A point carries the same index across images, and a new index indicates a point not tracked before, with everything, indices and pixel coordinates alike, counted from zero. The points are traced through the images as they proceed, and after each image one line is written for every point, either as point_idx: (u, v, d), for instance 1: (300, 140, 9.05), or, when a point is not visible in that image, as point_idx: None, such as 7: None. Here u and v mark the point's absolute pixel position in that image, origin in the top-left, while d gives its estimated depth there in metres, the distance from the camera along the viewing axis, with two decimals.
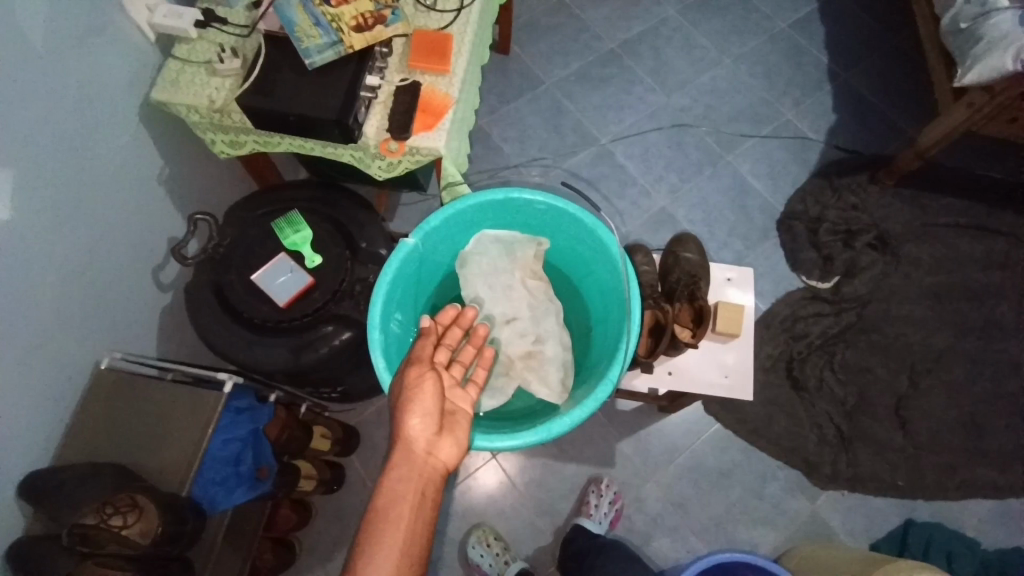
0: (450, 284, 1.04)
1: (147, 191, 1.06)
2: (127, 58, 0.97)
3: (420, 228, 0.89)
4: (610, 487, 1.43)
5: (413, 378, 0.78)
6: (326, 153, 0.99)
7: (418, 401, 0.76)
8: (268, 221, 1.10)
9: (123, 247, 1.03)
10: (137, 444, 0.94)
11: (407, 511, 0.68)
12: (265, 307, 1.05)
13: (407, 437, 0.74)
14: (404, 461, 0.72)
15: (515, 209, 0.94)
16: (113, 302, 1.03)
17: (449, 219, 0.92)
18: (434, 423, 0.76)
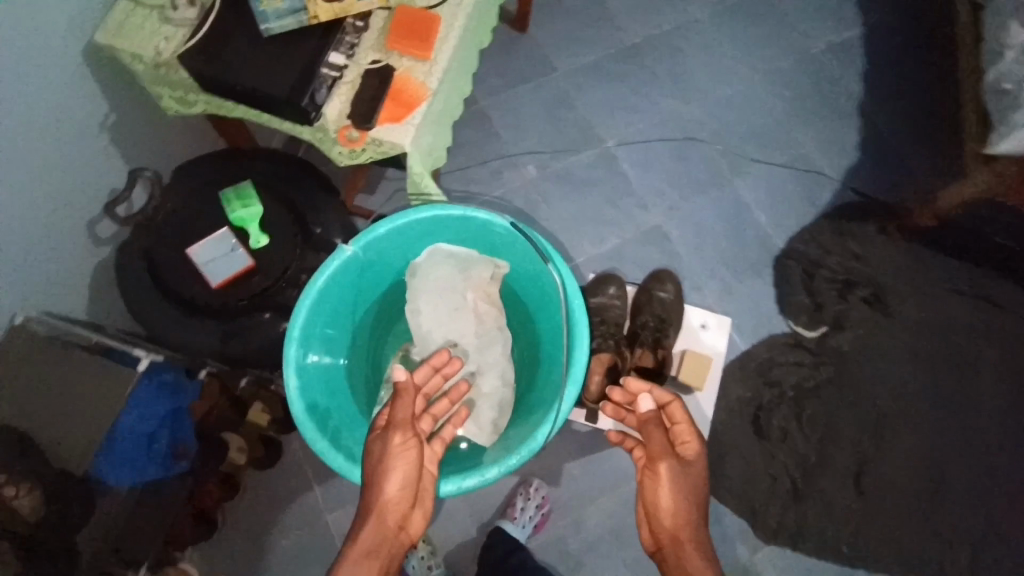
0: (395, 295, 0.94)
1: (89, 140, 0.97)
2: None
3: (364, 236, 0.81)
4: (538, 489, 1.41)
5: (398, 445, 0.73)
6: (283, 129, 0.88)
7: (401, 468, 0.72)
8: (217, 188, 1.01)
9: (53, 198, 0.94)
10: (40, 415, 0.88)
11: None
12: (198, 285, 0.97)
13: (382, 508, 0.70)
14: (374, 534, 0.69)
15: (474, 227, 0.86)
16: (38, 256, 0.94)
17: (399, 229, 0.84)
18: (412, 495, 0.73)
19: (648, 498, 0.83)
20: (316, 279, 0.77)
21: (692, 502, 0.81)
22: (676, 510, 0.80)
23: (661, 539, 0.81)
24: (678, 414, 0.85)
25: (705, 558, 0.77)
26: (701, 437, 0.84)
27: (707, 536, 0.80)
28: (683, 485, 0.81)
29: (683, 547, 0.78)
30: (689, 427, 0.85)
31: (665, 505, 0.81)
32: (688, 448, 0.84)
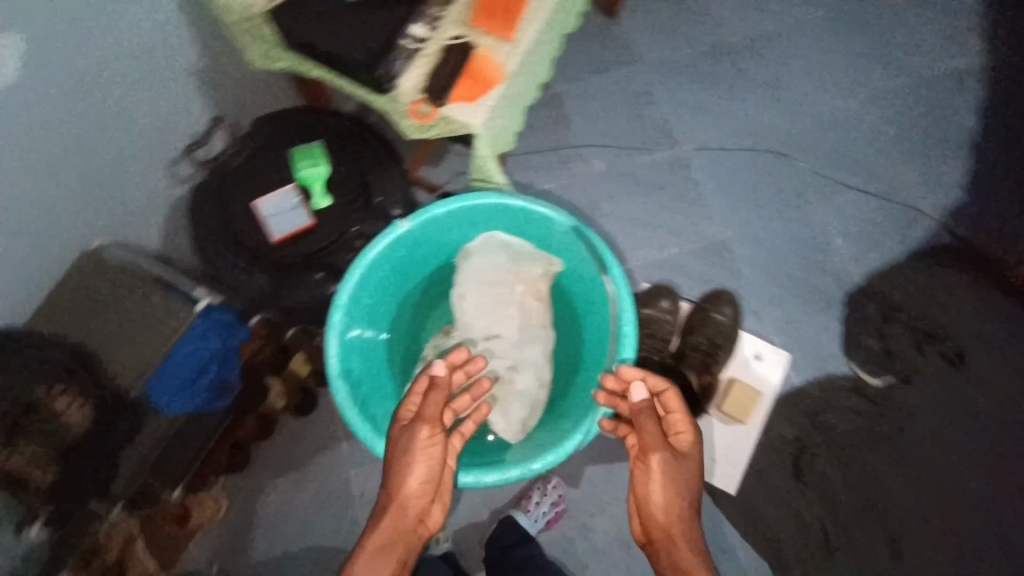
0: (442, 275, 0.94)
1: (177, 82, 1.01)
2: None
3: (422, 212, 0.81)
4: (554, 487, 1.40)
5: (423, 441, 0.74)
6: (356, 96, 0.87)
7: (423, 465, 0.74)
8: (288, 145, 1.03)
9: (138, 134, 0.99)
10: (100, 334, 0.94)
11: None
12: (259, 237, 1.00)
13: (404, 501, 0.74)
14: (393, 525, 0.73)
15: (534, 220, 0.84)
16: (118, 186, 1.00)
17: (458, 212, 0.83)
18: (432, 489, 0.76)
19: (640, 491, 0.78)
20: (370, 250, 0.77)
21: (686, 497, 0.75)
22: (669, 505, 0.75)
23: (652, 530, 0.76)
24: (672, 403, 0.77)
25: (698, 553, 0.73)
26: (697, 427, 0.76)
27: (700, 527, 0.76)
28: (676, 480, 0.75)
29: (675, 543, 0.74)
30: (684, 417, 0.77)
31: (657, 500, 0.75)
32: (682, 439, 0.77)
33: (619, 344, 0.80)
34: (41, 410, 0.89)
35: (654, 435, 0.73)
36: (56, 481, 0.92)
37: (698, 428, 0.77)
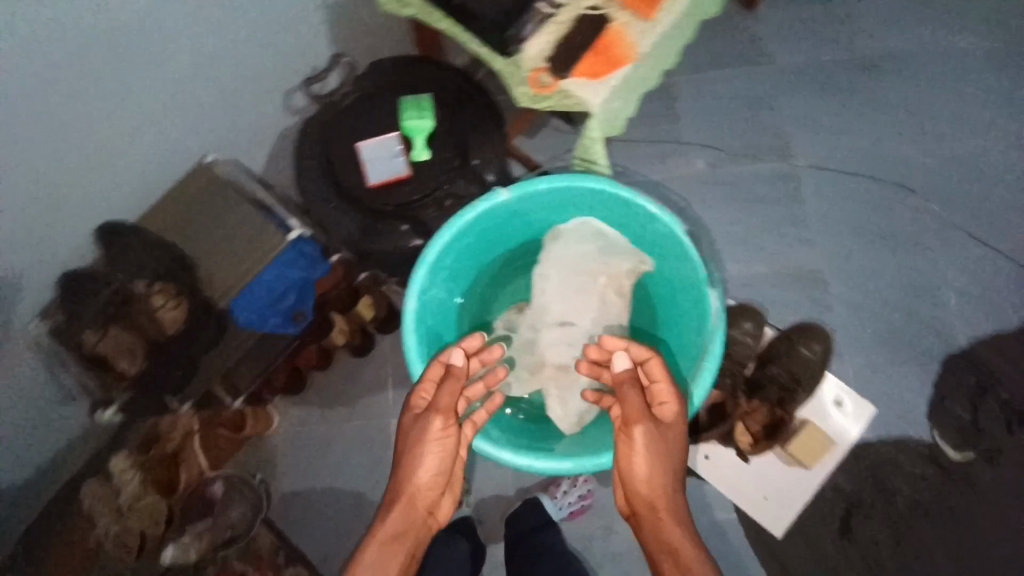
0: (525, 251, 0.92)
1: (308, 14, 1.02)
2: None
3: (526, 185, 0.78)
4: (585, 481, 1.40)
5: (436, 432, 0.77)
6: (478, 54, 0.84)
7: (434, 457, 0.77)
8: (399, 93, 1.04)
9: (263, 59, 1.02)
10: (200, 242, 0.99)
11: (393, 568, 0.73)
12: (355, 178, 1.01)
13: (414, 491, 0.77)
14: (404, 515, 0.76)
15: (636, 215, 0.81)
16: (237, 106, 1.04)
17: (560, 191, 0.81)
18: (441, 480, 0.79)
19: (622, 464, 0.77)
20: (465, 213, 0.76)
21: (669, 470, 0.73)
22: (651, 478, 0.73)
23: (635, 502, 0.76)
24: (656, 373, 0.76)
25: (681, 523, 0.72)
26: (682, 397, 0.75)
27: (683, 497, 0.74)
28: (660, 453, 0.73)
29: (659, 514, 0.73)
30: (669, 388, 0.75)
31: (639, 474, 0.74)
32: (666, 411, 0.75)
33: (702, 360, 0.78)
34: (137, 305, 0.94)
35: (637, 407, 0.72)
36: (141, 372, 0.97)
37: (683, 398, 0.75)
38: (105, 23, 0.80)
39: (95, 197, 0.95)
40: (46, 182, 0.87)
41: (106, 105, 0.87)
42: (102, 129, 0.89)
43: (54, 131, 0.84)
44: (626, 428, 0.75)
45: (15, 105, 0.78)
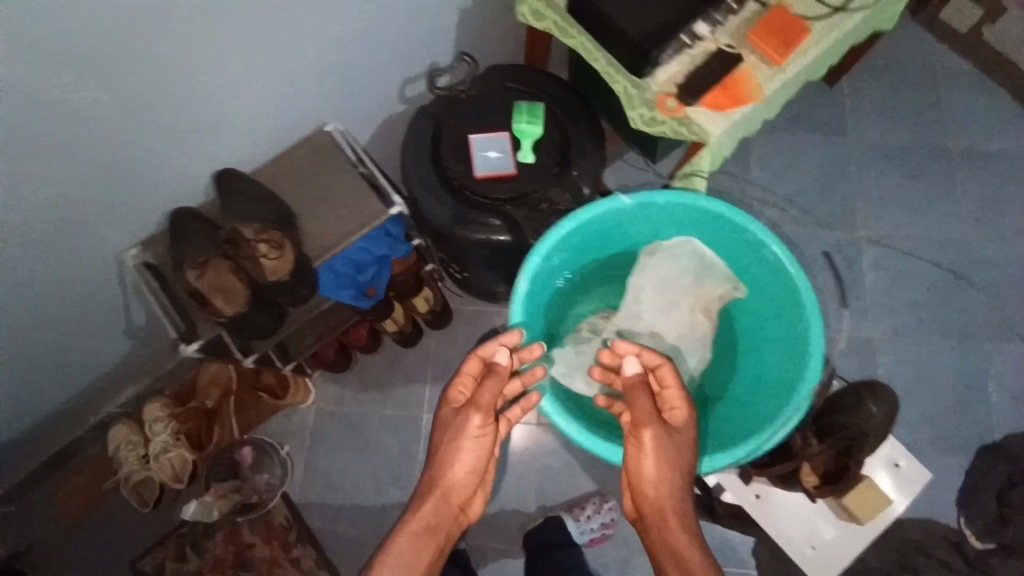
0: (621, 261, 0.96)
1: (443, 14, 1.09)
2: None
3: (650, 196, 0.83)
4: (610, 509, 1.38)
5: (475, 428, 0.81)
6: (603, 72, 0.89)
7: (470, 454, 0.81)
8: (513, 98, 1.10)
9: (395, 48, 1.08)
10: (306, 203, 1.03)
11: (424, 562, 0.76)
12: (461, 167, 1.06)
13: (448, 486, 0.80)
14: (437, 509, 0.80)
15: (743, 242, 0.87)
16: (360, 86, 1.10)
17: (677, 209, 0.86)
18: (475, 477, 0.82)
19: (631, 466, 0.78)
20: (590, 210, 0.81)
21: (677, 472, 0.75)
22: (658, 480, 0.75)
23: (641, 503, 0.77)
24: (667, 379, 0.79)
25: (687, 528, 0.74)
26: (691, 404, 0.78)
27: (690, 499, 0.76)
28: (669, 457, 0.76)
29: (664, 516, 0.75)
30: (678, 393, 0.78)
31: (648, 476, 0.76)
32: (675, 415, 0.78)
33: (793, 389, 0.82)
34: (244, 250, 1.00)
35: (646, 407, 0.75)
36: (235, 317, 0.96)
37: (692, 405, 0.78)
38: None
39: (220, 145, 0.99)
40: (186, 126, 0.92)
41: (257, 66, 0.92)
42: (244, 85, 0.93)
43: (206, 80, 0.88)
44: (635, 432, 0.77)
45: (184, 54, 0.82)
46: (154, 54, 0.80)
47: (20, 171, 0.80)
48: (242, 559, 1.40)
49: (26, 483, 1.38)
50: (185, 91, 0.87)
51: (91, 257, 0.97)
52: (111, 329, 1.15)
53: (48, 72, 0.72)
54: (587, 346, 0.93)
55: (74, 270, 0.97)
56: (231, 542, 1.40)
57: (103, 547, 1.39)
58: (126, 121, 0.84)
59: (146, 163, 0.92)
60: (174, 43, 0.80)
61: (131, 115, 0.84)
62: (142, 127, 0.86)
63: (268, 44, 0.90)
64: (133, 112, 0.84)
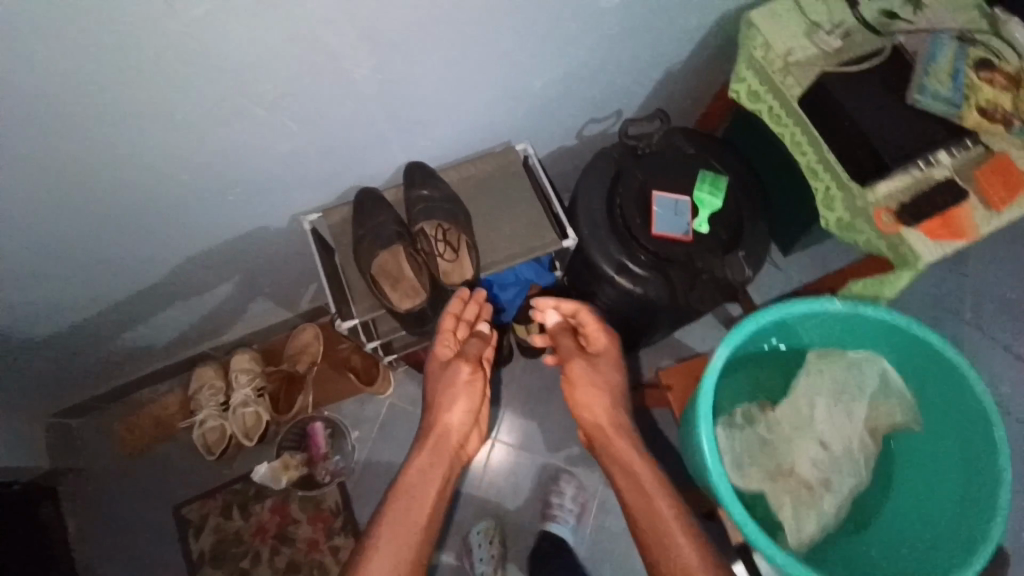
0: (789, 356, 0.95)
1: (650, 70, 1.09)
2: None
3: (864, 306, 0.81)
4: None
5: (462, 379, 1.00)
6: (808, 167, 0.95)
7: (464, 400, 1.00)
8: (696, 165, 1.10)
9: (595, 90, 1.09)
10: (482, 215, 1.04)
11: (431, 496, 0.90)
12: (637, 220, 1.05)
13: (443, 429, 0.98)
14: (440, 450, 0.96)
15: (941, 377, 0.84)
16: (552, 116, 1.10)
17: (880, 328, 0.85)
18: (466, 422, 1.00)
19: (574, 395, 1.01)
20: (800, 308, 0.81)
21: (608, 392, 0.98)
22: (591, 401, 0.98)
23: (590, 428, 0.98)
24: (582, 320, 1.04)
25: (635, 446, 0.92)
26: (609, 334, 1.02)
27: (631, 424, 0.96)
28: (596, 378, 0.99)
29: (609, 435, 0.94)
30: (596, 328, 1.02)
31: (584, 399, 0.99)
32: (596, 345, 1.02)
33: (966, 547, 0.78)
34: (419, 244, 1.01)
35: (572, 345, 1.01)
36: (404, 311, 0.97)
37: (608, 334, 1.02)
38: (521, 26, 0.86)
39: (415, 142, 1.00)
40: (396, 120, 0.93)
41: (476, 82, 0.93)
42: (458, 96, 0.94)
43: (430, 85, 0.88)
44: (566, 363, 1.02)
45: (422, 61, 0.83)
46: (399, 55, 0.80)
47: (245, 128, 0.82)
48: (285, 531, 1.37)
49: (106, 397, 1.39)
50: (409, 85, 0.86)
51: (277, 208, 1.03)
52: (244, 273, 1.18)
53: (310, 42, 0.72)
54: (741, 433, 0.91)
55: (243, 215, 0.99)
56: (278, 511, 1.38)
57: (155, 481, 1.39)
58: (351, 103, 0.85)
59: (349, 137, 0.92)
60: (419, 49, 0.81)
61: (355, 101, 0.85)
62: (358, 112, 0.88)
63: (494, 64, 0.91)
64: (356, 99, 0.85)
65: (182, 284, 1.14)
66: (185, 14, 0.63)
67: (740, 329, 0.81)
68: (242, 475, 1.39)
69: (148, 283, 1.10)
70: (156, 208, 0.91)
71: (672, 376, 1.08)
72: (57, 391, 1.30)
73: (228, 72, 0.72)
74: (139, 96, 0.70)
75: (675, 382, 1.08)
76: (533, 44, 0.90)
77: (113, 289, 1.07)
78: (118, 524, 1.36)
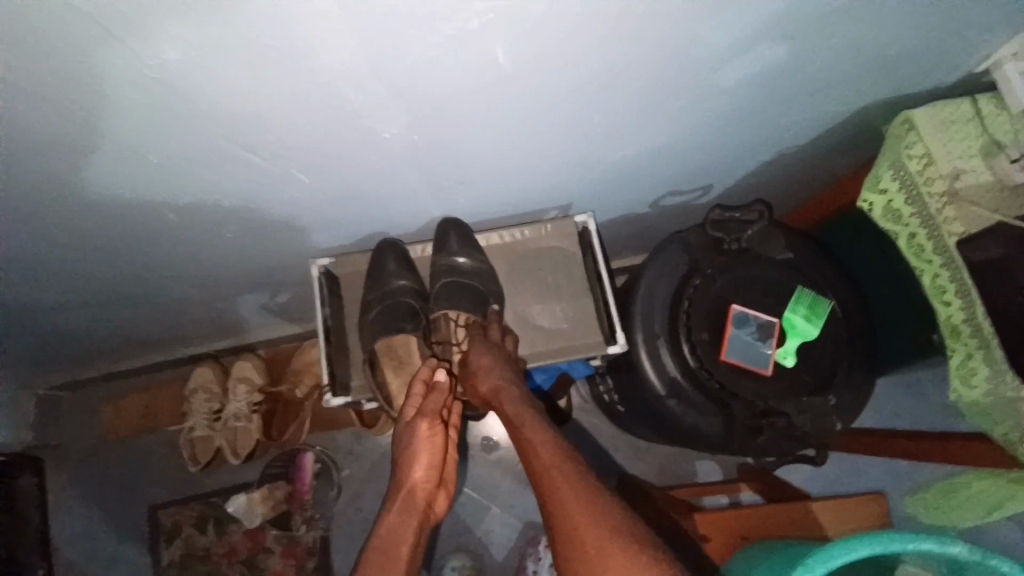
0: (868, 566, 0.75)
1: (760, 151, 0.86)
2: (987, 46, 0.69)
3: (993, 562, 0.62)
4: None
5: (424, 433, 0.80)
6: (946, 321, 0.73)
7: (426, 455, 0.80)
8: (794, 277, 0.87)
9: (686, 166, 0.87)
10: (524, 293, 0.90)
11: (403, 565, 0.73)
12: (705, 336, 0.85)
13: (410, 486, 0.80)
14: (404, 516, 0.77)
15: None
16: (626, 187, 0.90)
17: None
18: (436, 475, 0.81)
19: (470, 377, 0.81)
20: (911, 548, 0.63)
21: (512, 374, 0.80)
22: (488, 381, 0.79)
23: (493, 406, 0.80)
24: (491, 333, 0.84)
25: (558, 448, 0.73)
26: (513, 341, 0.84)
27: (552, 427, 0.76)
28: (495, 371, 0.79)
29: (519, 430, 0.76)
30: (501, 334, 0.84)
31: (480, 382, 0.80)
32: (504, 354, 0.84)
33: None
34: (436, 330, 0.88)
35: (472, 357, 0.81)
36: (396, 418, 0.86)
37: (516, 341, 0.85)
38: (604, 96, 0.65)
39: (451, 198, 0.83)
40: (429, 177, 0.75)
41: (536, 149, 0.73)
42: (510, 160, 0.75)
43: (476, 148, 0.70)
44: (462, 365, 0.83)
45: (465, 125, 0.65)
46: (439, 116, 0.62)
47: (247, 171, 0.67)
48: (254, 559, 1.28)
49: (101, 379, 1.32)
50: (447, 147, 0.69)
51: (286, 243, 0.88)
52: (248, 293, 1.06)
53: (320, 95, 0.56)
54: None
55: (245, 244, 0.86)
56: (251, 536, 1.29)
57: (134, 476, 1.32)
58: (374, 157, 0.68)
59: (374, 188, 0.76)
60: (466, 114, 0.62)
61: (378, 156, 0.68)
62: (383, 167, 0.71)
63: (562, 133, 0.71)
64: (381, 153, 0.68)
65: (178, 298, 1.02)
66: (161, 58, 0.48)
67: (832, 553, 0.62)
68: (222, 489, 1.31)
69: (139, 294, 0.98)
70: (145, 233, 0.78)
71: (708, 526, 0.90)
72: (49, 371, 1.24)
73: (226, 119, 0.58)
74: (114, 135, 0.57)
75: (712, 533, 0.89)
76: (611, 119, 0.70)
77: (101, 297, 0.96)
78: (92, 511, 1.30)
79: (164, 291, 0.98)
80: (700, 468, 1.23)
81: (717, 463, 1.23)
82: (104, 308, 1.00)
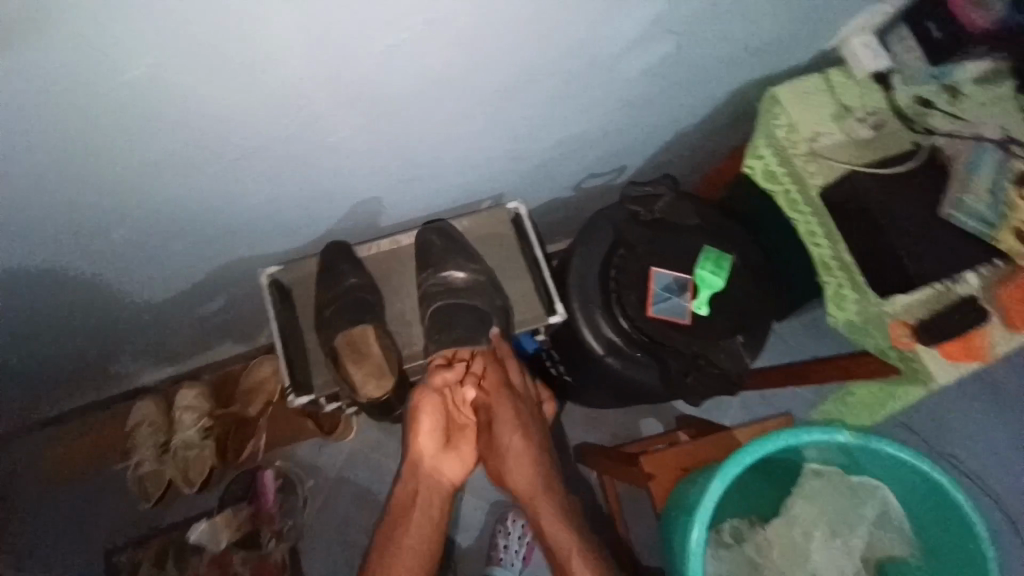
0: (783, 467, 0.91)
1: (662, 131, 0.99)
2: (824, 31, 0.85)
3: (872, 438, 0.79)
4: None
5: (421, 401, 0.86)
6: (820, 258, 0.88)
7: (427, 421, 0.86)
8: (701, 238, 1.01)
9: (600, 149, 0.98)
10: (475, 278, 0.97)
11: (412, 521, 0.83)
12: (634, 297, 0.96)
13: (418, 450, 0.87)
14: (413, 480, 0.86)
15: (940, 509, 0.81)
16: (551, 173, 0.99)
17: (879, 454, 0.83)
18: (440, 440, 0.87)
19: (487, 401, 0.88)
20: (812, 438, 0.78)
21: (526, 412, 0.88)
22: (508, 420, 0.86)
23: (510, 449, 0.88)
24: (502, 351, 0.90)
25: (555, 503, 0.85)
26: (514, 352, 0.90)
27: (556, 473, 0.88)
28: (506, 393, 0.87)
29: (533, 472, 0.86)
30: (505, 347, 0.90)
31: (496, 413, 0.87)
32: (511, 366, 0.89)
33: None
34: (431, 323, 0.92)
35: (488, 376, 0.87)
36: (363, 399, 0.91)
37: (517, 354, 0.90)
38: (525, 91, 0.73)
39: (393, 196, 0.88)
40: (373, 176, 0.81)
41: (470, 143, 0.81)
42: (446, 155, 0.82)
43: (416, 146, 0.77)
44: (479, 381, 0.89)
45: (406, 123, 0.71)
46: (380, 117, 0.68)
47: (193, 184, 0.70)
48: None
49: (32, 426, 1.24)
50: (387, 147, 0.75)
51: (232, 255, 0.89)
52: (192, 314, 1.05)
53: (267, 103, 0.60)
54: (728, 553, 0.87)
55: (191, 260, 0.87)
56: None
57: (80, 524, 1.25)
58: (320, 161, 0.73)
59: (317, 192, 0.80)
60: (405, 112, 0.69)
61: (323, 159, 0.73)
62: (330, 170, 0.75)
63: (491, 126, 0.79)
64: (326, 156, 0.72)
65: (117, 326, 1.00)
66: (113, 77, 0.51)
67: (753, 451, 0.76)
68: (181, 521, 1.27)
69: (74, 325, 0.95)
70: (84, 258, 0.78)
71: (654, 466, 1.00)
72: None
73: (173, 133, 0.60)
74: (60, 156, 0.58)
75: (658, 473, 1.00)
76: (534, 110, 0.79)
77: (33, 333, 0.92)
78: (36, 567, 1.23)
79: (101, 320, 0.96)
80: (646, 424, 1.35)
81: (660, 417, 1.35)
82: (38, 344, 0.96)
